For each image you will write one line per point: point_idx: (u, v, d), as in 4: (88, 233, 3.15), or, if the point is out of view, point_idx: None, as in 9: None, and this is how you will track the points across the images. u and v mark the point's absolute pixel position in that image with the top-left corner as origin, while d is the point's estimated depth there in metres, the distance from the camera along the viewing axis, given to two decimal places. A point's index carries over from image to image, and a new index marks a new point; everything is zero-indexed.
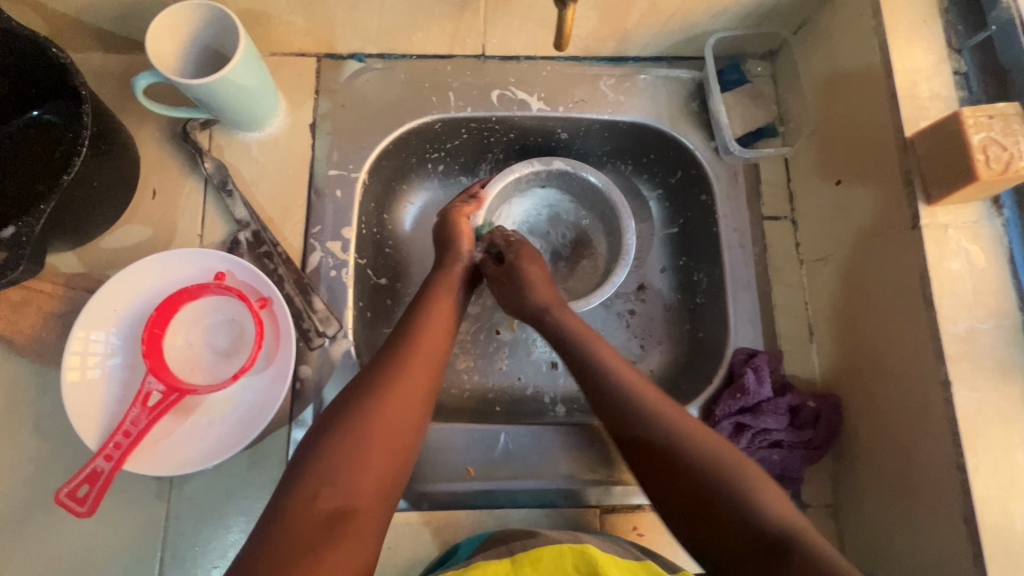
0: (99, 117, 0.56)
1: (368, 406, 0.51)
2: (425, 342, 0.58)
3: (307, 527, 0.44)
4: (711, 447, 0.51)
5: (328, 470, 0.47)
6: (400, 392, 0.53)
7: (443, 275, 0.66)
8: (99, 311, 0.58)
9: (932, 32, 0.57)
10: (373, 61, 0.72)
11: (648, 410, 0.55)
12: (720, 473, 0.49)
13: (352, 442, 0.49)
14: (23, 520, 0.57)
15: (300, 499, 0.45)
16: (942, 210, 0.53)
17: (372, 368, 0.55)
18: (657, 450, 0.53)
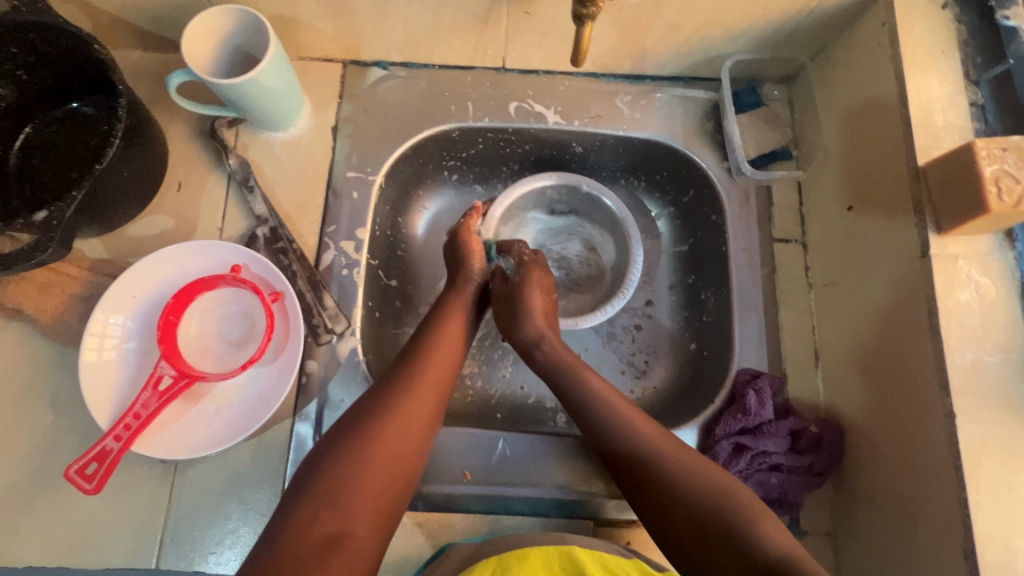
0: (134, 112, 0.59)
1: (372, 432, 0.51)
2: (433, 366, 0.58)
3: (303, 552, 0.44)
4: (714, 487, 0.51)
5: (329, 494, 0.47)
6: (405, 419, 0.53)
7: (454, 295, 0.66)
8: (120, 295, 0.60)
9: (949, 62, 0.57)
10: (396, 68, 0.74)
11: (635, 433, 0.56)
12: (717, 497, 0.50)
13: (353, 467, 0.49)
14: (33, 493, 0.59)
15: (299, 520, 0.46)
16: (953, 240, 0.53)
17: (380, 391, 0.55)
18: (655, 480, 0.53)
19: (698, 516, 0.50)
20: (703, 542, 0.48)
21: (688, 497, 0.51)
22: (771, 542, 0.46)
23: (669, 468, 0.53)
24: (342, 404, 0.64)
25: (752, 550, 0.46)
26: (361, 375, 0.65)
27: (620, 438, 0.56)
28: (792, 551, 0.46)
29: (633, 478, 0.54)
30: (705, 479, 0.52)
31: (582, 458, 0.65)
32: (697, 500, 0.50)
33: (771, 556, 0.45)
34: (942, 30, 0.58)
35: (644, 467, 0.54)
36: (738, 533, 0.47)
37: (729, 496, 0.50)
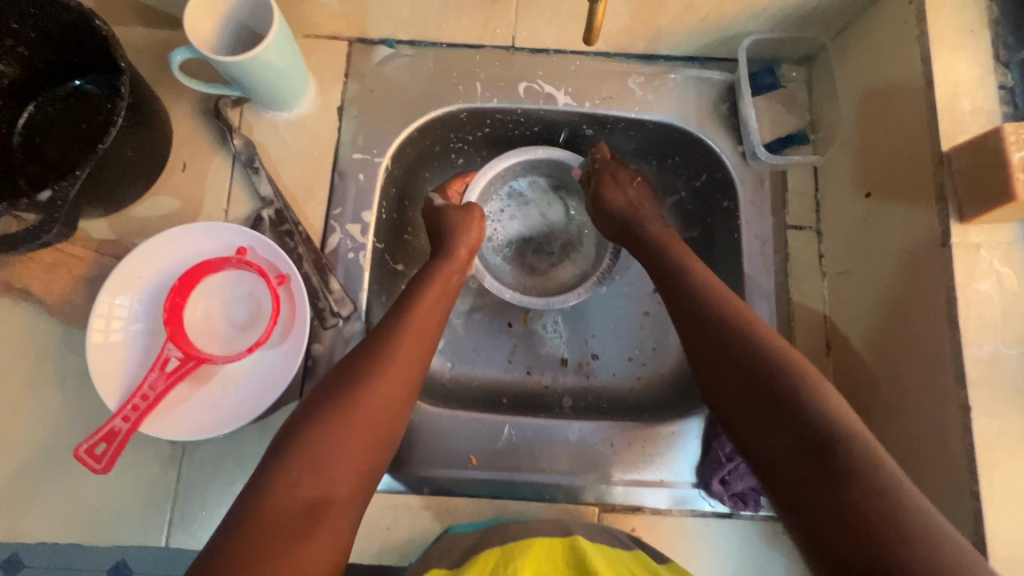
0: (136, 91, 0.58)
1: (355, 396, 0.51)
2: (415, 329, 0.57)
3: (282, 518, 0.44)
4: (780, 353, 0.50)
5: (313, 458, 0.47)
6: (389, 381, 0.53)
7: (448, 259, 0.65)
8: (126, 277, 0.60)
9: (978, 44, 0.55)
10: (404, 47, 0.73)
11: (699, 289, 0.57)
12: (780, 361, 0.49)
13: (335, 432, 0.49)
14: (43, 472, 0.60)
15: (282, 486, 0.46)
16: (975, 229, 0.51)
17: (364, 355, 0.54)
18: (722, 338, 0.52)
19: (762, 383, 0.48)
20: (765, 405, 0.47)
21: (760, 366, 0.49)
22: (832, 412, 0.45)
23: (747, 340, 0.51)
24: None
25: (810, 417, 0.45)
26: None
27: (702, 307, 0.55)
28: (848, 421, 0.45)
29: (698, 336, 0.54)
30: (784, 355, 0.49)
31: (589, 441, 0.65)
32: (765, 365, 0.49)
33: (834, 425, 0.44)
34: (971, 9, 0.55)
35: (712, 319, 0.54)
36: (803, 401, 0.46)
37: (803, 372, 0.48)
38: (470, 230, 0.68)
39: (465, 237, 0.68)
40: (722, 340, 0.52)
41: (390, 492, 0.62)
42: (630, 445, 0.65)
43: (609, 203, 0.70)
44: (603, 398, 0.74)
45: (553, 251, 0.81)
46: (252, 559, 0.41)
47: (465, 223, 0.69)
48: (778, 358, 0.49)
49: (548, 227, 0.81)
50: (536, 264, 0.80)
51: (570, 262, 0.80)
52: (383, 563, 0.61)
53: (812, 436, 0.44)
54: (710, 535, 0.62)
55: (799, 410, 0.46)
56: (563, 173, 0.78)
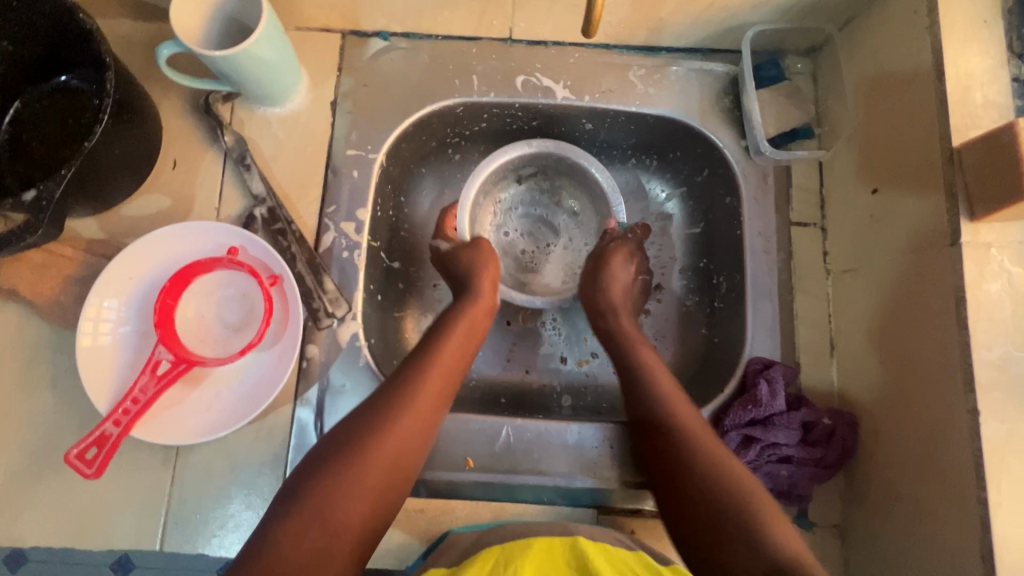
0: (123, 86, 0.56)
1: (370, 441, 0.50)
2: (436, 377, 0.56)
3: (284, 570, 0.44)
4: (727, 470, 0.51)
5: (318, 512, 0.46)
6: (404, 436, 0.52)
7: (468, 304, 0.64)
8: (116, 277, 0.59)
9: (991, 34, 0.53)
10: (398, 39, 0.71)
11: (656, 386, 0.59)
12: (726, 480, 0.50)
13: (346, 481, 0.48)
14: (35, 475, 0.59)
15: (283, 537, 0.45)
16: (986, 227, 0.50)
17: (383, 402, 0.53)
18: (672, 453, 0.54)
19: (714, 511, 0.49)
20: (718, 530, 0.48)
21: (711, 493, 0.50)
22: (786, 546, 0.45)
23: (697, 458, 0.52)
24: (343, 389, 0.63)
25: (767, 552, 0.45)
26: (362, 361, 0.64)
27: (655, 413, 0.57)
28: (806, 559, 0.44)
29: (653, 452, 0.56)
30: (734, 480, 0.50)
31: (588, 445, 0.64)
32: (714, 485, 0.50)
33: (790, 559, 0.44)
34: None
35: (666, 427, 0.56)
36: (752, 531, 0.46)
37: (753, 499, 0.49)
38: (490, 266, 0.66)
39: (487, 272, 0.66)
40: (672, 455, 0.54)
41: None
42: (630, 447, 0.64)
43: (605, 277, 0.69)
44: (602, 397, 0.73)
45: (550, 252, 0.79)
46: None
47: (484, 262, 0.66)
48: (725, 478, 0.50)
49: (545, 228, 0.80)
50: (530, 264, 0.79)
51: (568, 263, 0.79)
52: (379, 566, 0.60)
53: (770, 566, 0.44)
54: None
55: (756, 544, 0.45)
56: (578, 172, 0.74)
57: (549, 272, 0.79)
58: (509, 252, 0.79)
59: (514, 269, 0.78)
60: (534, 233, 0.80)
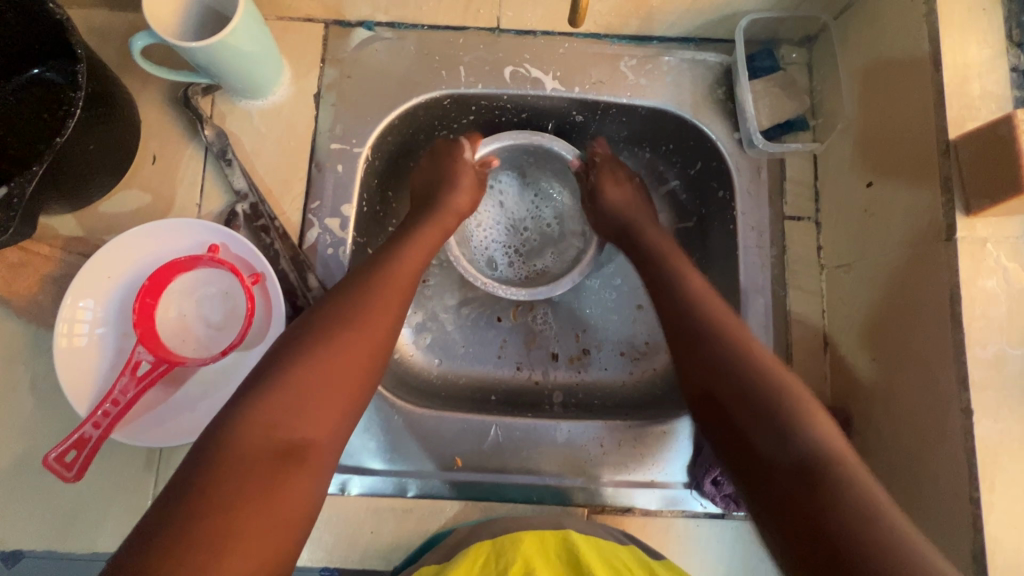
0: (97, 79, 0.54)
1: (334, 330, 0.49)
2: (397, 282, 0.55)
3: (258, 457, 0.42)
4: (764, 369, 0.49)
5: (289, 398, 0.45)
6: (369, 326, 0.51)
7: (441, 212, 0.65)
8: (93, 278, 0.57)
9: (990, 23, 0.51)
10: (383, 29, 0.69)
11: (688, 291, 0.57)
12: (763, 377, 0.48)
13: (313, 366, 0.47)
14: (16, 479, 0.58)
15: (256, 424, 0.43)
16: (982, 222, 0.48)
17: (347, 296, 0.52)
18: (706, 351, 0.52)
19: (749, 404, 0.47)
20: (752, 424, 0.46)
21: (748, 388, 0.48)
22: (820, 437, 0.44)
23: (730, 356, 0.51)
24: None
25: (796, 441, 0.44)
26: None
27: (688, 315, 0.55)
28: (839, 449, 0.43)
29: (685, 347, 0.54)
30: (772, 377, 0.48)
31: (578, 442, 0.63)
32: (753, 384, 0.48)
33: (818, 449, 0.43)
34: None
35: (697, 327, 0.54)
36: (787, 427, 0.45)
37: (792, 396, 0.47)
38: (459, 192, 0.67)
39: (458, 198, 0.67)
40: (704, 354, 0.52)
41: (373, 495, 0.61)
42: (619, 444, 0.63)
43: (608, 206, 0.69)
44: (594, 394, 0.73)
45: (539, 240, 0.78)
46: (225, 502, 0.39)
47: (460, 183, 0.67)
48: (765, 376, 0.48)
49: (525, 218, 0.78)
50: (526, 257, 0.77)
51: (555, 252, 0.77)
52: (367, 567, 0.60)
53: (798, 462, 0.43)
54: (700, 535, 0.61)
55: (784, 433, 0.44)
56: (546, 155, 0.73)
57: (547, 259, 0.77)
58: (502, 254, 0.77)
59: (510, 270, 0.77)
60: (518, 227, 0.78)
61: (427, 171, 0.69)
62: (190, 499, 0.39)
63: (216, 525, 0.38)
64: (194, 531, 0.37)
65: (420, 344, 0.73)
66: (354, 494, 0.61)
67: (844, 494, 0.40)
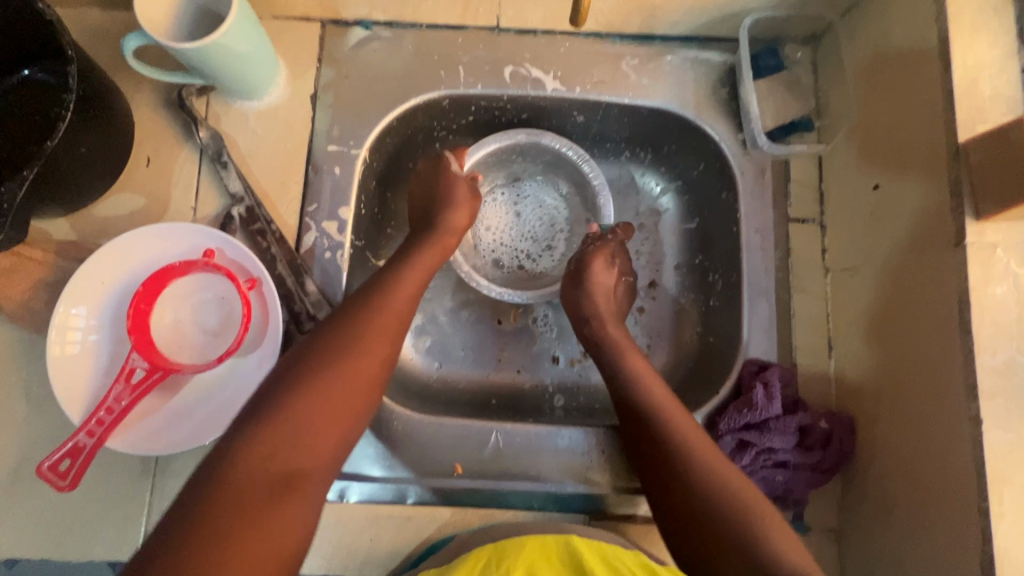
0: (88, 80, 0.53)
1: (331, 357, 0.48)
2: (394, 307, 0.54)
3: (252, 490, 0.41)
4: (722, 484, 0.50)
5: (286, 433, 0.44)
6: (369, 352, 0.50)
7: (435, 233, 0.64)
8: (87, 282, 0.57)
9: (1001, 22, 0.50)
10: (381, 28, 0.68)
11: (647, 393, 0.59)
12: (725, 492, 0.50)
13: (309, 396, 0.46)
14: (10, 486, 0.57)
15: (250, 456, 0.43)
16: (992, 226, 0.47)
17: (344, 322, 0.51)
18: (668, 464, 0.54)
19: (714, 523, 0.49)
20: (721, 544, 0.47)
21: (709, 506, 0.49)
22: (786, 561, 0.45)
23: (691, 469, 0.52)
24: None
25: (763, 566, 0.45)
26: None
27: (648, 423, 0.57)
28: (805, 569, 0.44)
29: (647, 463, 0.55)
30: (731, 492, 0.50)
31: (579, 448, 0.63)
32: (714, 502, 0.49)
33: (783, 569, 0.44)
34: None
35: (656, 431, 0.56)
36: (751, 546, 0.46)
37: (752, 514, 0.48)
38: (457, 212, 0.66)
39: (454, 216, 0.65)
40: (666, 468, 0.54)
41: (372, 502, 0.60)
42: (621, 450, 0.63)
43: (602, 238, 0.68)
44: (595, 398, 0.72)
45: (542, 237, 0.76)
46: (220, 533, 0.39)
47: (456, 202, 0.66)
48: (724, 492, 0.50)
49: (525, 218, 0.77)
50: (532, 256, 0.76)
51: (559, 249, 0.76)
52: (367, 574, 0.59)
53: None
54: None
55: (749, 554, 0.46)
56: (544, 153, 0.73)
57: (552, 256, 0.76)
58: (507, 255, 0.76)
59: (518, 271, 0.75)
60: (520, 228, 0.77)
61: (425, 185, 0.68)
62: (182, 532, 0.38)
63: (214, 558, 0.37)
64: (189, 562, 0.37)
65: (419, 347, 0.72)
66: (352, 502, 0.60)
67: None
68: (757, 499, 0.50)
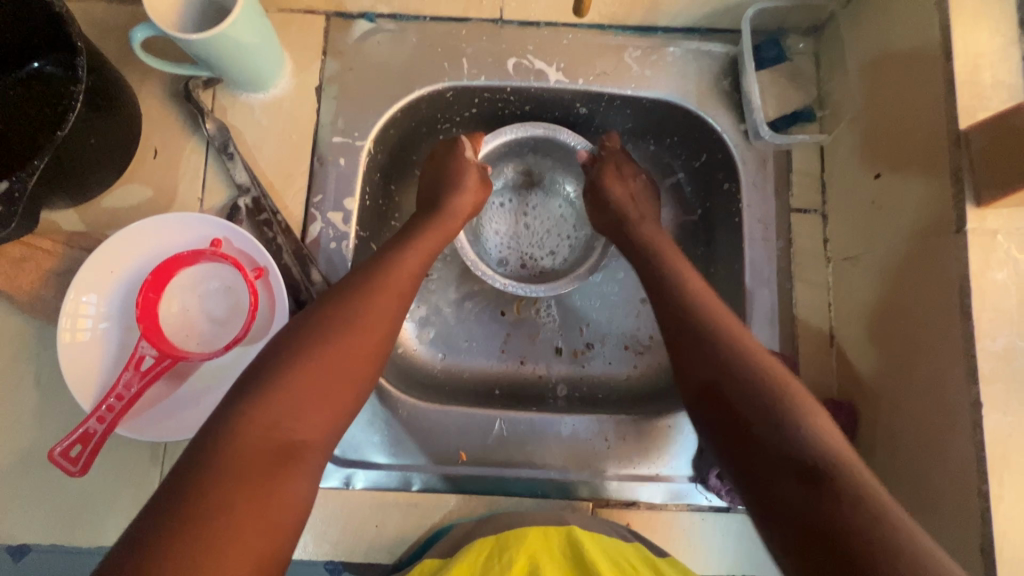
0: (97, 72, 0.54)
1: (335, 331, 0.49)
2: (397, 282, 0.55)
3: (253, 459, 0.42)
4: (763, 368, 0.48)
5: (289, 402, 0.45)
6: (368, 330, 0.50)
7: (437, 212, 0.64)
8: (96, 272, 0.57)
9: (1002, 10, 0.50)
10: (384, 21, 0.68)
11: (681, 289, 0.56)
12: (765, 377, 0.47)
13: (311, 369, 0.47)
14: (21, 473, 0.58)
15: (252, 426, 0.43)
16: (993, 213, 0.48)
17: (348, 296, 0.52)
18: (705, 347, 0.50)
19: (749, 403, 0.45)
20: (755, 424, 0.44)
21: (746, 388, 0.46)
22: (821, 443, 0.42)
23: (728, 354, 0.49)
24: None
25: (798, 446, 0.42)
26: None
27: (683, 316, 0.54)
28: (843, 454, 0.42)
29: (682, 348, 0.52)
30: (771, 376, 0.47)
31: (582, 436, 0.63)
32: (756, 382, 0.46)
33: (820, 453, 0.41)
34: None
35: (692, 322, 0.53)
36: (788, 425, 0.43)
37: (792, 395, 0.45)
38: (465, 195, 0.66)
39: (460, 199, 0.66)
40: (705, 350, 0.50)
41: (378, 490, 0.61)
42: (622, 439, 0.63)
43: (604, 228, 0.69)
44: (599, 388, 0.72)
45: (549, 233, 0.77)
46: (216, 504, 0.39)
47: (463, 184, 0.66)
48: (765, 375, 0.47)
49: (531, 214, 0.78)
50: (540, 252, 0.77)
51: (565, 244, 0.77)
52: (372, 560, 0.60)
53: (799, 465, 0.41)
54: (705, 529, 0.61)
55: (787, 435, 0.43)
56: (550, 146, 0.73)
57: (559, 251, 0.77)
58: (514, 253, 0.76)
59: (526, 267, 0.76)
60: (526, 224, 0.77)
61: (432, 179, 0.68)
62: (184, 499, 0.39)
63: (215, 525, 0.38)
64: (184, 532, 0.37)
65: (422, 338, 0.73)
66: (357, 489, 0.61)
67: (846, 493, 0.38)
68: (798, 389, 0.46)
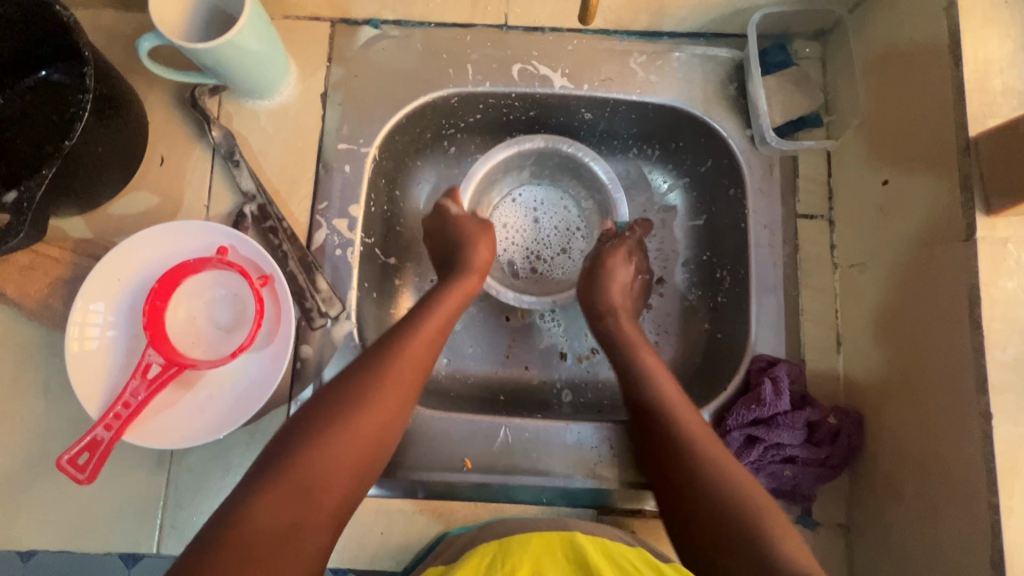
0: (105, 81, 0.54)
1: (351, 409, 0.50)
2: (415, 353, 0.55)
3: (259, 540, 0.42)
4: (727, 473, 0.51)
5: (302, 484, 0.45)
6: (383, 406, 0.51)
7: (458, 275, 0.65)
8: (103, 280, 0.58)
9: (1012, 15, 0.50)
10: (389, 27, 0.69)
11: (655, 378, 0.60)
12: (727, 480, 0.51)
13: (326, 448, 0.47)
14: (30, 480, 0.59)
15: (262, 506, 0.44)
16: (1002, 222, 0.47)
17: (363, 372, 0.52)
18: (674, 450, 0.54)
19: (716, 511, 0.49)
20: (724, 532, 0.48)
21: (714, 493, 0.50)
22: (792, 559, 0.44)
23: (695, 458, 0.53)
24: None
25: (767, 558, 0.45)
26: None
27: (659, 409, 0.58)
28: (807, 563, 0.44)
29: (652, 449, 0.57)
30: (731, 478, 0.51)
31: (587, 444, 0.63)
32: (721, 488, 0.50)
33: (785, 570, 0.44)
34: None
35: (659, 417, 0.57)
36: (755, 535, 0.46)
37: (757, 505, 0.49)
38: (478, 245, 0.67)
39: (476, 251, 0.67)
40: (672, 451, 0.54)
41: (383, 496, 0.61)
42: (627, 446, 0.63)
43: (604, 280, 0.68)
44: (604, 394, 0.72)
45: (557, 236, 0.77)
46: None
47: (472, 237, 0.67)
48: (729, 478, 0.51)
49: (536, 220, 0.77)
50: (551, 256, 0.76)
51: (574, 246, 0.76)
52: (378, 567, 0.60)
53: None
54: None
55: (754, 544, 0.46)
56: (547, 157, 0.73)
57: (569, 253, 0.76)
58: (524, 262, 0.76)
59: (539, 273, 0.76)
60: (534, 231, 0.77)
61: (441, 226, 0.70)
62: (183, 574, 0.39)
63: None
64: None
65: None
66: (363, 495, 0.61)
67: None
68: (763, 502, 0.49)
